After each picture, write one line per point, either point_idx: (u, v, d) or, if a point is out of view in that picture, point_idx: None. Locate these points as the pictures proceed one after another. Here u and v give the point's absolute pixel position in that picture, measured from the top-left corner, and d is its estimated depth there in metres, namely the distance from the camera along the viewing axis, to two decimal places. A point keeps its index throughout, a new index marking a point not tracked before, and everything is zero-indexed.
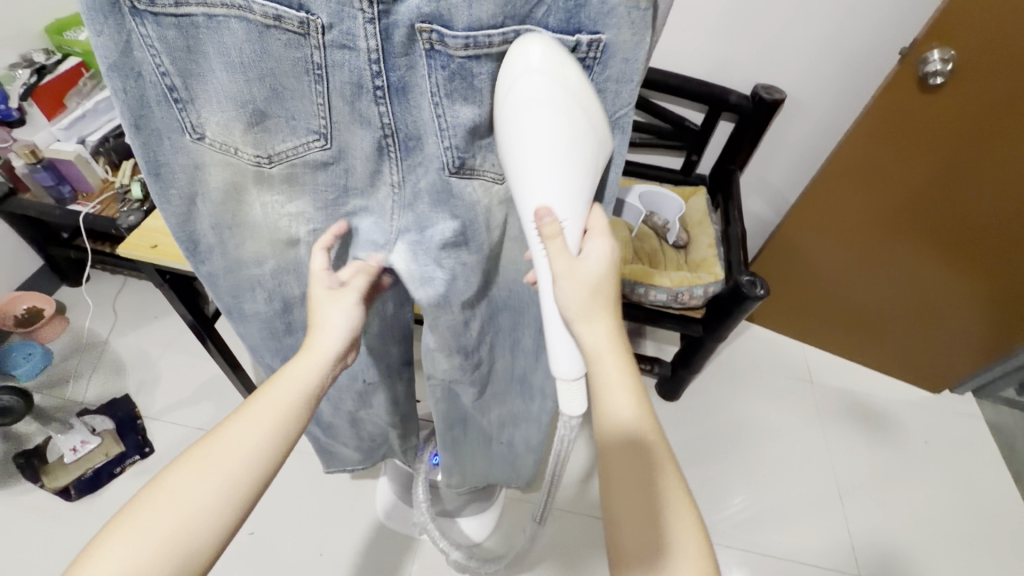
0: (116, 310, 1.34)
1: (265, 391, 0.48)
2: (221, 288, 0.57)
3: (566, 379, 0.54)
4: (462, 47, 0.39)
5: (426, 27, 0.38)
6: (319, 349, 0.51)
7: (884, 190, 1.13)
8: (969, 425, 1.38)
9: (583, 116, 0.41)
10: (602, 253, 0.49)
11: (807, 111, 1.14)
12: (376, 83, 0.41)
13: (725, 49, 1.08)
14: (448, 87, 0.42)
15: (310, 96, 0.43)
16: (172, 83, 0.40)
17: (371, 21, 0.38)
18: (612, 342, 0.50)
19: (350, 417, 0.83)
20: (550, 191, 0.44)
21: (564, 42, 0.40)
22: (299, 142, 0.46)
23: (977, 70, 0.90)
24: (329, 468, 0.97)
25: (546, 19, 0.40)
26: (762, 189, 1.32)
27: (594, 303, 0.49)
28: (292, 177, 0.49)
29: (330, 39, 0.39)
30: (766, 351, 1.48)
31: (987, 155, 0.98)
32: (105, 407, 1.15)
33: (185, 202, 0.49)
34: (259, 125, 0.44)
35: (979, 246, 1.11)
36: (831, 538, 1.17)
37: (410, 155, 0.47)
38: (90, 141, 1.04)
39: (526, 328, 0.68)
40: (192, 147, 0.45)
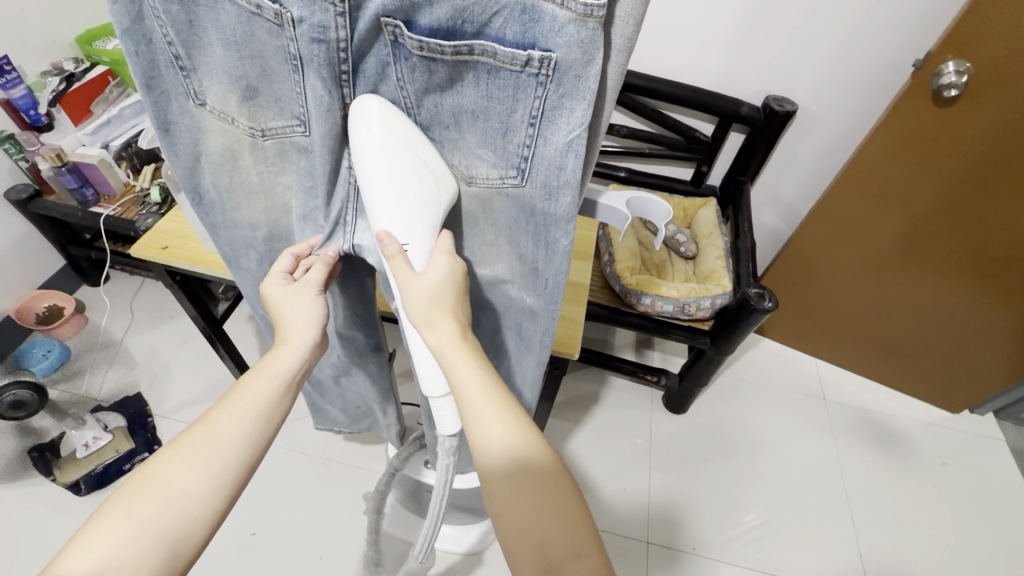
0: (133, 310, 1.37)
1: (247, 384, 0.48)
2: (220, 240, 0.60)
3: (436, 396, 0.50)
4: (417, 48, 0.38)
5: (390, 22, 0.38)
6: (295, 341, 0.52)
7: (896, 202, 1.10)
8: (991, 447, 1.33)
9: (412, 151, 0.44)
10: (443, 269, 0.47)
11: (819, 123, 1.12)
12: (342, 69, 0.41)
13: (737, 61, 1.08)
14: (412, 77, 0.41)
15: (290, 82, 0.43)
16: (178, 52, 0.43)
17: (341, 13, 0.37)
18: (459, 347, 0.46)
19: (333, 379, 0.86)
20: (392, 215, 0.45)
21: (516, 57, 0.37)
22: (286, 123, 0.47)
23: (994, 82, 0.88)
24: (318, 424, 1.03)
25: (503, 31, 0.37)
26: (773, 201, 1.31)
27: (435, 310, 0.46)
28: (282, 153, 0.50)
29: (301, 32, 0.39)
30: (776, 366, 1.46)
31: (1003, 171, 0.96)
32: (118, 405, 1.18)
33: (191, 156, 0.51)
34: (251, 100, 0.46)
35: (1003, 266, 1.08)
36: (844, 561, 1.13)
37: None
38: (114, 147, 1.07)
39: (508, 329, 0.64)
40: (197, 112, 0.48)
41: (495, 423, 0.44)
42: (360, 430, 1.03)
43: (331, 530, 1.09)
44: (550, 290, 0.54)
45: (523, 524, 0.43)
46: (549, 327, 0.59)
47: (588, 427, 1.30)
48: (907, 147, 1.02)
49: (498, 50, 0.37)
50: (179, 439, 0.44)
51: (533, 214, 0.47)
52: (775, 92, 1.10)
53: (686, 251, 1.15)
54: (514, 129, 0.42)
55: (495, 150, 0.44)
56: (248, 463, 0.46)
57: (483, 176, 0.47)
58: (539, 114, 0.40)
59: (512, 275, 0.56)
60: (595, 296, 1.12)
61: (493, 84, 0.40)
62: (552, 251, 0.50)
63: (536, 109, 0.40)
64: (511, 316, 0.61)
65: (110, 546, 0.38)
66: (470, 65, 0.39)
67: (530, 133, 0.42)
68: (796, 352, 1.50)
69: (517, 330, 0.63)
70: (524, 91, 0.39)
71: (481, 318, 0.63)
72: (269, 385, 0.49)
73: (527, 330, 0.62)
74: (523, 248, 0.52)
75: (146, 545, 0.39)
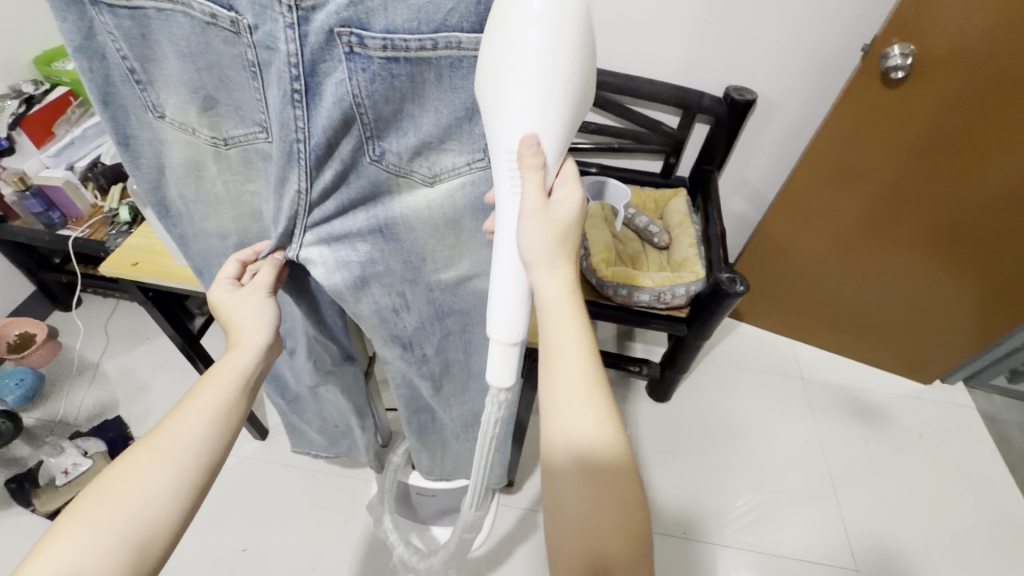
0: (108, 333, 1.35)
1: (204, 386, 0.49)
2: (192, 250, 0.61)
3: (503, 344, 0.49)
4: (380, 48, 0.39)
5: (344, 31, 0.38)
6: (247, 343, 0.53)
7: (853, 182, 1.14)
8: (963, 415, 1.38)
9: (570, 47, 0.40)
10: (572, 198, 0.48)
11: (778, 109, 1.16)
12: (295, 86, 0.40)
13: (695, 53, 1.11)
14: (370, 88, 0.41)
15: (250, 90, 0.44)
16: (132, 66, 0.42)
17: (289, 26, 0.37)
18: (566, 294, 0.48)
19: (311, 390, 0.85)
20: (539, 119, 0.42)
21: (479, 43, 0.41)
22: (248, 131, 0.47)
23: (937, 62, 0.92)
24: (295, 448, 1.03)
25: (460, 25, 0.40)
26: (741, 188, 1.34)
27: (558, 249, 0.47)
28: (248, 162, 0.50)
29: (258, 39, 0.40)
30: (755, 349, 1.49)
31: (956, 148, 1.00)
32: (97, 429, 1.15)
33: (156, 168, 0.51)
34: (212, 109, 0.46)
35: (961, 239, 1.13)
36: (829, 535, 1.16)
37: (323, 161, 0.45)
38: (78, 166, 1.07)
39: (477, 324, 0.65)
40: (156, 125, 0.47)
41: (582, 415, 0.44)
42: (338, 454, 1.03)
43: (323, 542, 1.08)
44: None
45: (575, 528, 0.44)
46: None
47: None
48: (867, 130, 1.06)
49: (461, 40, 0.40)
50: (143, 443, 0.44)
51: None
52: (734, 82, 1.13)
53: (660, 242, 1.17)
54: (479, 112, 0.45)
55: (460, 137, 0.46)
56: (213, 461, 0.47)
57: (448, 168, 0.48)
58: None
59: (482, 265, 0.58)
60: None
61: (456, 76, 0.42)
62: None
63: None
64: (480, 310, 0.63)
65: (71, 552, 0.38)
66: (430, 62, 0.41)
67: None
68: (772, 334, 1.53)
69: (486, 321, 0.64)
70: None
71: (451, 321, 0.64)
72: (230, 388, 0.50)
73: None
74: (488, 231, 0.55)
75: (111, 549, 0.39)
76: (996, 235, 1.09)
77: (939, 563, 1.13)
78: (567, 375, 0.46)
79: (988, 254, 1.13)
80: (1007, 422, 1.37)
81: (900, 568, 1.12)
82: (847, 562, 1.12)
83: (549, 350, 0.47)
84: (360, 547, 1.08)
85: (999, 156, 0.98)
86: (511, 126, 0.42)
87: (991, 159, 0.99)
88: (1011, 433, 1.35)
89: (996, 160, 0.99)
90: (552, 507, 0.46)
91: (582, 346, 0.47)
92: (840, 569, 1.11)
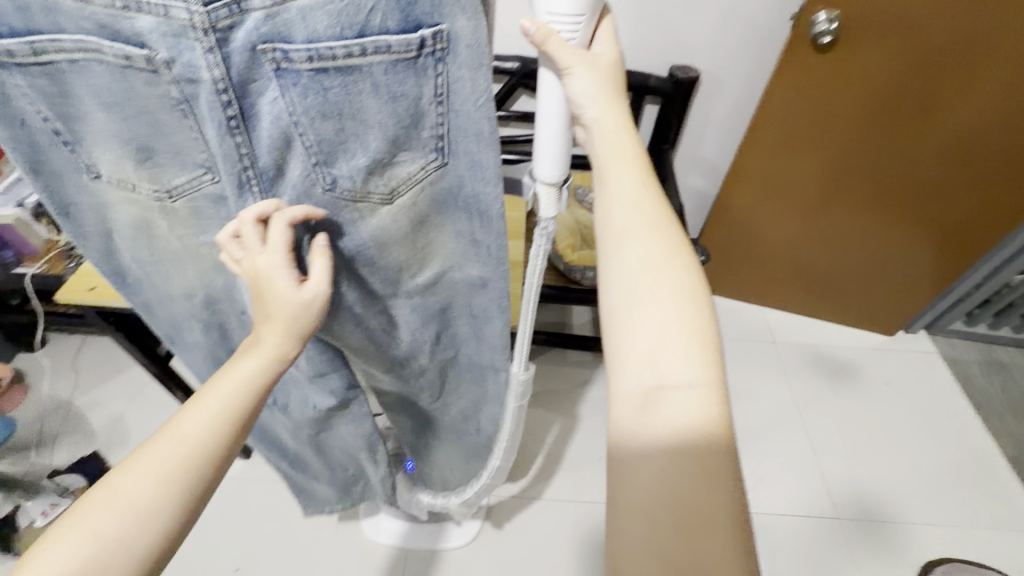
0: (77, 369, 1.32)
1: (214, 388, 0.42)
2: (159, 318, 0.59)
3: (548, 184, 0.45)
4: (306, 60, 0.34)
5: (267, 48, 0.33)
6: (263, 350, 0.44)
7: (801, 153, 1.19)
8: (927, 360, 1.45)
9: None
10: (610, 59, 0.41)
11: (723, 85, 1.20)
12: (229, 113, 0.35)
13: (639, 36, 1.13)
14: (306, 104, 0.36)
15: (184, 131, 0.38)
16: (56, 127, 0.38)
17: (209, 50, 0.33)
18: (628, 131, 0.42)
19: (313, 446, 0.79)
20: None
21: (407, 44, 0.35)
22: (192, 176, 0.41)
23: (859, 28, 0.97)
24: (308, 509, 0.96)
25: (385, 25, 0.34)
26: (698, 164, 1.38)
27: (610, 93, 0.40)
28: (198, 214, 0.45)
29: (178, 75, 0.34)
30: (727, 319, 1.54)
31: (899, 103, 1.05)
32: (74, 466, 1.13)
33: (102, 235, 0.48)
34: (149, 161, 0.40)
35: (903, 196, 1.19)
36: (810, 487, 1.20)
37: (275, 183, 0.41)
38: (29, 204, 1.01)
39: (458, 314, 0.59)
40: (94, 185, 0.43)
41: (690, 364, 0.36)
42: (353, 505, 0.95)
43: (319, 553, 1.08)
44: (495, 254, 0.50)
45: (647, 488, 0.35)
46: (504, 293, 0.54)
47: (558, 406, 1.33)
48: (810, 101, 1.10)
49: (389, 43, 0.34)
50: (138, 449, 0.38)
51: (458, 190, 0.45)
52: (679, 62, 1.16)
53: None
54: (423, 116, 0.39)
55: (407, 147, 0.40)
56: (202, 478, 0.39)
57: (405, 179, 0.42)
58: (444, 91, 0.38)
59: (454, 258, 0.52)
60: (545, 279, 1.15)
61: (392, 87, 0.37)
62: (486, 217, 0.46)
63: (440, 87, 0.37)
64: (459, 299, 0.57)
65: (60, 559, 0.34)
66: (363, 71, 0.35)
67: (440, 112, 0.39)
68: (743, 303, 1.58)
69: (468, 311, 0.58)
70: (424, 75, 0.37)
71: (439, 322, 0.60)
72: (239, 395, 0.42)
73: (476, 305, 0.57)
74: (455, 223, 0.48)
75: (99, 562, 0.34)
76: (936, 181, 1.14)
77: (916, 503, 1.18)
78: (624, 201, 0.41)
79: (931, 207, 1.19)
80: (967, 362, 1.45)
81: (878, 510, 1.17)
82: (828, 509, 1.17)
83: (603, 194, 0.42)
84: (355, 551, 1.09)
85: (945, 106, 1.02)
86: None
87: (940, 111, 1.03)
88: (972, 372, 1.43)
89: (943, 111, 1.03)
90: (609, 336, 0.40)
91: (643, 172, 0.41)
92: (821, 518, 1.15)
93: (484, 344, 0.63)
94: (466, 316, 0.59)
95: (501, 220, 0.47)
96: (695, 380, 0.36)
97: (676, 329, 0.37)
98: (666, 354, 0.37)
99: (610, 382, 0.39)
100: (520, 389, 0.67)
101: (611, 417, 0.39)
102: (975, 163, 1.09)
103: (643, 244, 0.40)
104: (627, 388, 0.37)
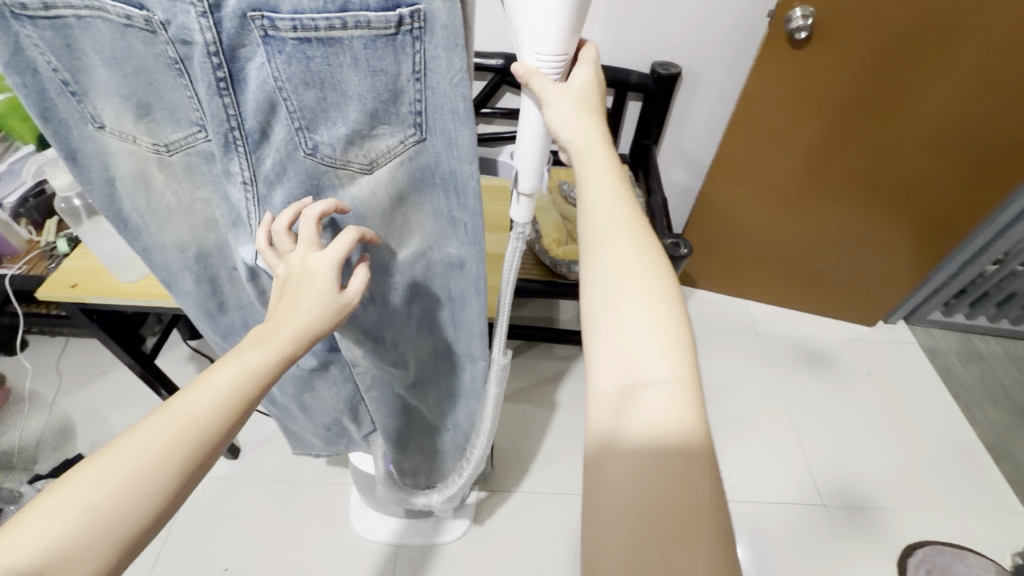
0: (61, 372, 1.30)
1: (226, 370, 0.39)
2: (155, 267, 0.56)
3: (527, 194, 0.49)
4: (291, 30, 0.34)
5: (256, 15, 0.34)
6: (278, 340, 0.41)
7: (784, 144, 1.21)
8: (907, 349, 1.48)
9: None
10: (587, 78, 0.43)
11: (703, 80, 1.22)
12: (218, 75, 0.36)
13: (620, 32, 1.15)
14: (290, 71, 0.37)
15: (179, 89, 0.39)
16: (64, 79, 0.38)
17: (203, 14, 0.34)
18: (598, 142, 0.43)
19: (299, 401, 0.80)
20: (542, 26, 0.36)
21: (386, 21, 0.35)
22: (187, 133, 0.42)
23: (836, 23, 1.00)
24: (296, 451, 0.96)
25: (366, 1, 0.34)
26: (681, 160, 1.40)
27: (583, 109, 0.42)
28: (192, 169, 0.46)
29: (173, 36, 0.35)
30: (713, 313, 1.56)
31: (881, 92, 1.07)
32: (58, 469, 1.11)
33: (105, 183, 0.47)
34: (147, 116, 0.41)
35: (882, 184, 1.21)
36: (796, 476, 1.22)
37: (260, 148, 0.41)
38: (8, 203, 0.99)
39: (436, 296, 0.60)
40: (99, 137, 0.43)
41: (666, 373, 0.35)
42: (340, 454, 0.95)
43: (308, 552, 1.08)
44: (472, 234, 0.51)
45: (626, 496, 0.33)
46: (480, 272, 0.55)
47: (549, 402, 1.34)
48: (794, 92, 1.11)
49: (369, 19, 0.35)
50: (133, 426, 0.36)
51: (436, 168, 0.45)
52: (660, 58, 1.18)
53: None
54: (402, 92, 0.39)
55: (386, 120, 0.41)
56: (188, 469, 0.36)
57: (384, 152, 0.43)
58: (422, 68, 0.38)
59: (431, 237, 0.52)
60: (531, 274, 1.17)
61: (372, 61, 0.37)
62: (462, 194, 0.47)
63: (418, 64, 0.38)
64: (437, 282, 0.58)
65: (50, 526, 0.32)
66: (344, 44, 0.36)
67: (418, 89, 0.39)
68: (727, 296, 1.61)
69: (446, 292, 0.59)
70: (403, 52, 0.37)
71: (417, 301, 0.60)
72: (251, 381, 0.40)
73: (453, 287, 0.58)
74: (433, 202, 0.49)
75: (86, 535, 0.32)
76: (915, 169, 1.16)
77: (899, 490, 1.20)
78: (599, 206, 0.41)
79: (912, 195, 1.21)
80: (946, 352, 1.48)
81: (862, 496, 1.19)
82: (814, 498, 1.18)
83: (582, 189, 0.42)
84: (346, 549, 1.09)
85: (920, 98, 1.05)
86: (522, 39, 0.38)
87: (915, 101, 1.06)
88: (951, 361, 1.46)
89: (916, 104, 1.06)
90: (587, 337, 0.39)
91: (616, 180, 0.42)
92: (807, 505, 1.17)
93: (460, 332, 0.65)
94: (443, 300, 0.60)
95: (477, 195, 0.47)
96: (666, 375, 0.35)
97: (649, 326, 0.37)
98: (637, 351, 0.36)
99: (587, 384, 0.38)
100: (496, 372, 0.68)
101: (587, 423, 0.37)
102: (952, 154, 1.11)
103: (620, 243, 0.39)
104: (602, 388, 0.37)
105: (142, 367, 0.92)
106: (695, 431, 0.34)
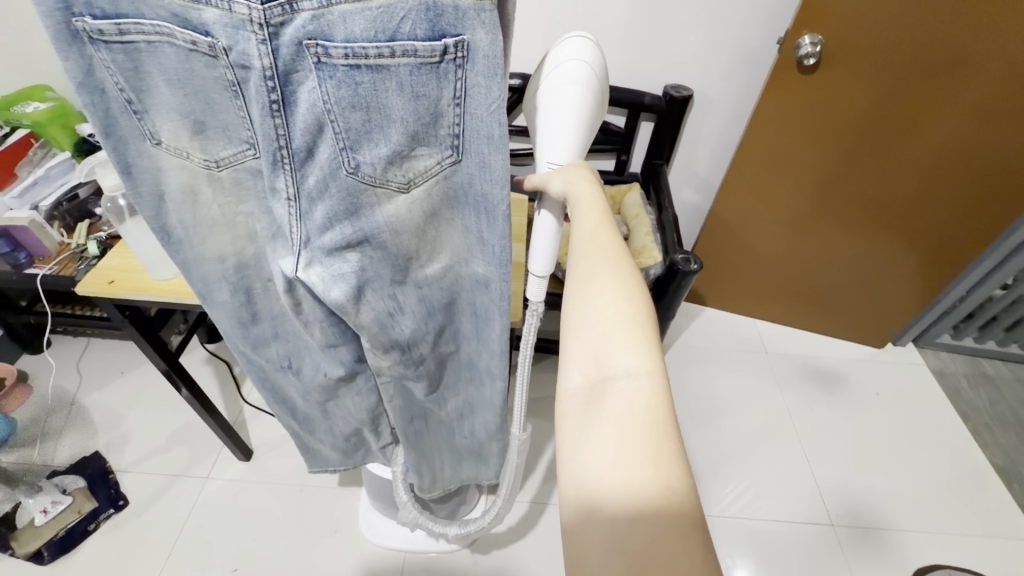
0: (81, 370, 1.34)
1: None
2: (193, 276, 0.57)
3: (540, 273, 0.60)
4: (343, 56, 0.38)
5: (311, 43, 0.37)
6: None
7: (795, 168, 1.24)
8: (916, 371, 1.49)
9: (588, 98, 0.48)
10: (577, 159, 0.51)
11: (716, 103, 1.25)
12: (272, 98, 0.40)
13: (634, 57, 1.20)
14: (339, 95, 0.40)
15: (234, 110, 0.43)
16: (128, 98, 0.41)
17: (262, 41, 0.37)
18: (590, 189, 0.47)
19: (321, 408, 0.81)
20: (561, 143, 0.49)
21: (432, 50, 0.39)
22: (237, 150, 0.46)
23: (844, 52, 1.03)
24: (312, 468, 0.97)
25: (413, 33, 0.38)
26: (691, 180, 1.43)
27: (575, 169, 0.49)
28: (240, 184, 0.49)
29: (234, 60, 0.39)
30: (723, 329, 1.58)
31: (886, 119, 1.10)
32: (75, 467, 1.15)
33: (155, 197, 0.49)
34: (202, 133, 0.45)
35: (890, 210, 1.24)
36: (804, 494, 1.22)
37: (304, 166, 0.44)
38: (43, 206, 1.01)
39: (462, 310, 0.64)
40: (154, 153, 0.46)
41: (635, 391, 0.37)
42: (354, 466, 0.97)
43: (316, 555, 1.09)
44: (498, 255, 0.54)
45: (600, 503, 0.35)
46: (504, 292, 0.58)
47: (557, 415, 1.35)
48: (806, 116, 1.14)
49: (416, 48, 0.39)
50: None
51: (468, 187, 0.49)
52: (673, 82, 1.22)
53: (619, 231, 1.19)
54: (442, 114, 0.43)
55: (424, 141, 0.45)
56: None
57: (421, 172, 0.47)
58: (462, 94, 0.42)
59: (459, 252, 0.57)
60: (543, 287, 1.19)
61: (416, 85, 0.41)
62: (492, 217, 0.50)
63: (458, 90, 0.42)
64: (463, 295, 0.62)
65: None
66: (391, 71, 0.40)
67: (457, 113, 0.43)
68: (736, 315, 1.62)
69: (471, 307, 0.63)
70: (445, 78, 0.41)
71: (444, 315, 0.64)
72: None
73: (478, 303, 0.62)
74: (463, 219, 0.53)
75: None
76: (924, 194, 1.18)
77: (910, 512, 1.19)
78: (580, 236, 0.45)
79: (920, 219, 1.23)
80: (954, 374, 1.49)
81: (870, 515, 1.19)
82: (822, 516, 1.18)
83: (569, 225, 0.46)
84: (353, 554, 1.09)
85: (925, 125, 1.08)
86: (542, 157, 0.51)
87: (922, 129, 1.09)
88: (960, 383, 1.46)
89: (923, 130, 1.09)
90: (563, 344, 0.43)
91: (602, 220, 0.45)
92: (814, 524, 1.17)
93: (482, 345, 0.68)
94: (467, 312, 0.64)
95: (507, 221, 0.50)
96: (633, 368, 0.38)
97: (617, 334, 0.40)
98: (606, 347, 0.40)
99: (558, 382, 0.41)
100: (523, 361, 0.67)
101: (558, 416, 0.41)
102: (962, 179, 1.13)
103: (593, 256, 0.44)
104: (572, 383, 0.40)
105: (168, 367, 0.95)
106: (664, 439, 0.35)
